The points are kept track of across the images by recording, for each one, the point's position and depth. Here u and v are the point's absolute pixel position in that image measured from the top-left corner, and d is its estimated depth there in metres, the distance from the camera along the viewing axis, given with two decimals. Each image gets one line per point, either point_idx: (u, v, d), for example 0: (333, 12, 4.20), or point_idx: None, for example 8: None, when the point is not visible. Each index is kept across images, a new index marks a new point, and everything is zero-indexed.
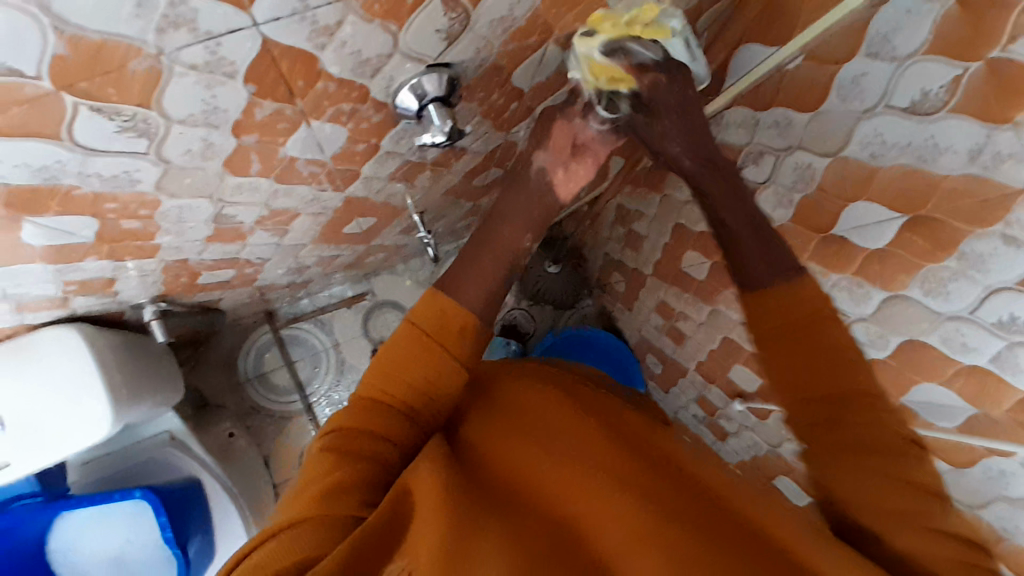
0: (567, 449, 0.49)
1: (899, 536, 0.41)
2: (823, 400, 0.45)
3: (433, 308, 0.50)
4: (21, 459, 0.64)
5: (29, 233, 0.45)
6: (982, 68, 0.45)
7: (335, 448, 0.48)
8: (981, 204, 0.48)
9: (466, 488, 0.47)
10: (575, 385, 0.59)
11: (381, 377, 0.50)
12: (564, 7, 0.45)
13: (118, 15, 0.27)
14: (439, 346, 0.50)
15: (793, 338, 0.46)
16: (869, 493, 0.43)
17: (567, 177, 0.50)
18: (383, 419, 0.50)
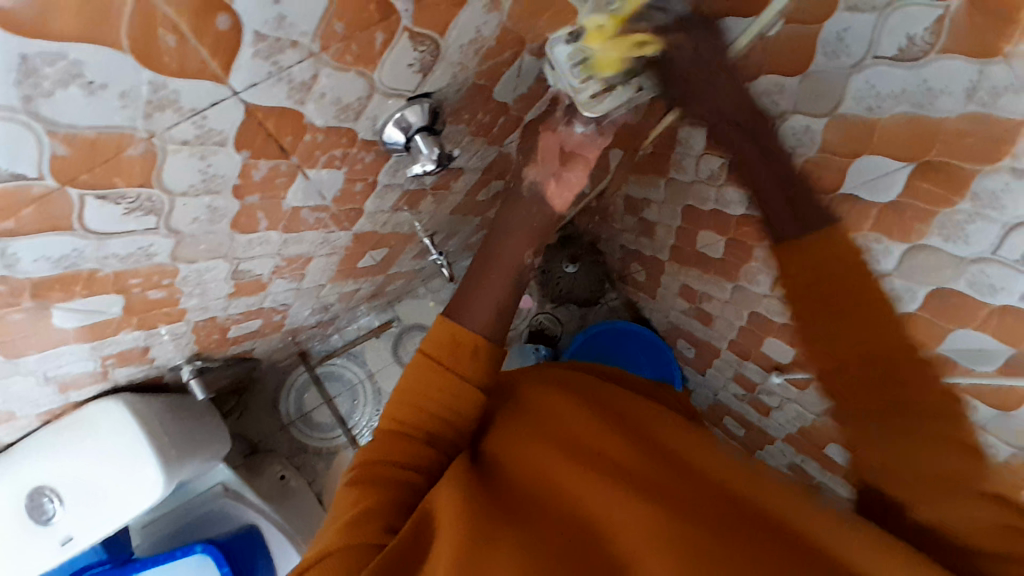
0: (585, 457, 0.51)
1: (934, 497, 0.42)
2: (846, 367, 0.45)
3: (443, 334, 0.53)
4: (82, 530, 0.68)
5: (62, 318, 0.47)
6: (963, 5, 0.43)
7: (360, 479, 0.50)
8: (986, 141, 0.48)
9: (487, 504, 0.48)
10: (592, 393, 0.60)
11: (400, 406, 0.53)
12: (532, 19, 0.46)
13: (106, 110, 0.29)
14: (448, 369, 0.52)
15: (818, 301, 0.45)
16: (910, 462, 0.45)
17: (561, 186, 0.54)
18: (405, 446, 0.52)
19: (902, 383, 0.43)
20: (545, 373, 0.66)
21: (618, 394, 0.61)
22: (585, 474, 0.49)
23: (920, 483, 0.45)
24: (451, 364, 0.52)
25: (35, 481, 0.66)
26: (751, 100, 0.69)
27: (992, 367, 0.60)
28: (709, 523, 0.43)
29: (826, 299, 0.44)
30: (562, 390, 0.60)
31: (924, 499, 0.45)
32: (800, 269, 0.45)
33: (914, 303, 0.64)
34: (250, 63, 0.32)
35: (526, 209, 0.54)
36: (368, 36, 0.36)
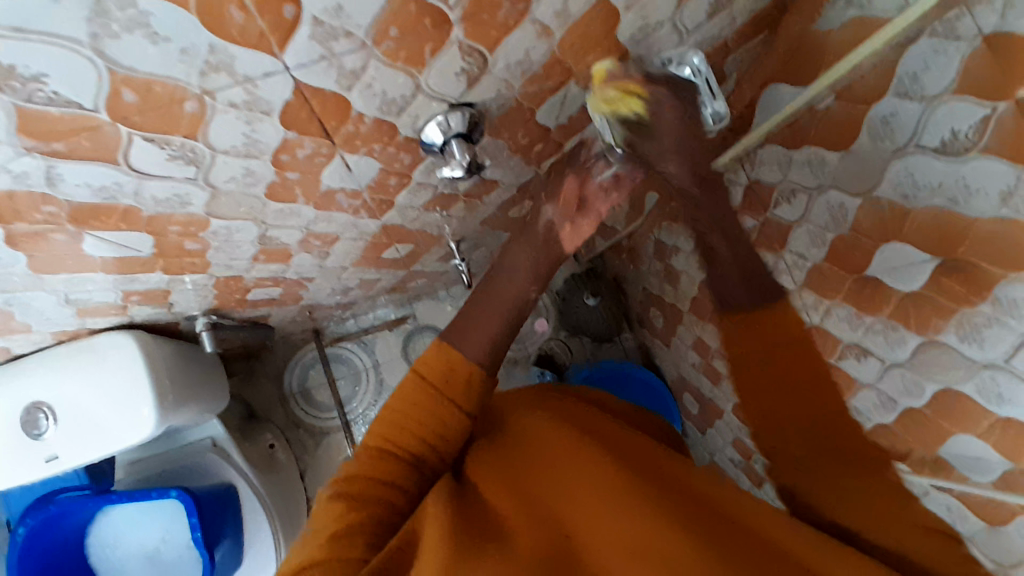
0: (567, 471, 0.50)
1: (888, 533, 0.46)
2: (804, 423, 0.53)
3: (440, 359, 0.54)
4: (68, 451, 0.71)
5: (93, 245, 0.50)
6: (1010, 108, 0.43)
7: (345, 494, 0.50)
8: (1015, 248, 0.46)
9: (470, 517, 0.48)
10: (575, 413, 0.60)
11: (389, 425, 0.53)
12: (582, 51, 0.48)
13: (165, 60, 0.32)
14: (442, 396, 0.53)
15: (770, 363, 0.54)
16: (856, 503, 0.49)
17: (575, 229, 0.57)
18: (389, 465, 0.52)
19: (832, 428, 0.52)
20: (530, 396, 0.66)
21: (602, 416, 0.61)
22: (570, 488, 0.49)
23: (864, 509, 0.48)
24: (447, 391, 0.53)
25: (36, 395, 0.70)
26: (792, 169, 0.69)
27: (990, 479, 0.58)
28: (697, 536, 0.41)
29: (782, 372, 0.53)
30: (545, 409, 0.61)
31: (878, 526, 0.47)
32: (753, 334, 0.55)
33: (921, 399, 0.63)
34: (303, 44, 0.34)
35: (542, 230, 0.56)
36: (417, 39, 0.38)
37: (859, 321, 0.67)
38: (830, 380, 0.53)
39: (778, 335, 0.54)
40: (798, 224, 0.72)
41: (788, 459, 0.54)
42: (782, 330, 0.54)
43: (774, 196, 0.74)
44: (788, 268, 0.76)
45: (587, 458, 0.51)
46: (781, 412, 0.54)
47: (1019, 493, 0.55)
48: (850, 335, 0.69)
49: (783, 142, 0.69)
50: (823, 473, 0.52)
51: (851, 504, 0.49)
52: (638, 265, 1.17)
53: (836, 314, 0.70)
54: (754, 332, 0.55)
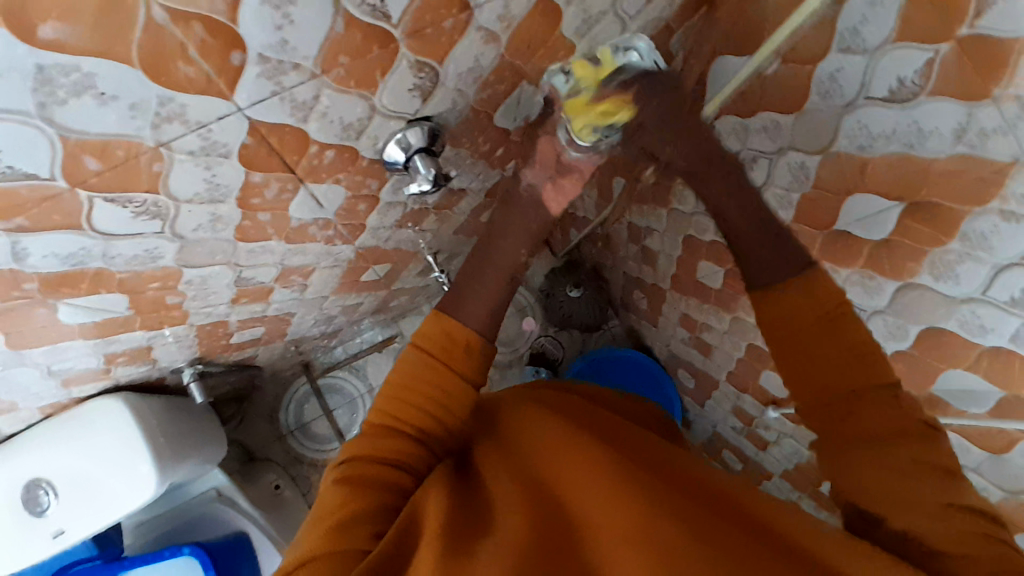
0: (567, 459, 0.48)
1: (907, 517, 0.41)
2: (836, 397, 0.46)
3: (438, 329, 0.52)
4: (74, 524, 0.70)
5: (68, 313, 0.49)
6: (953, 48, 0.45)
7: (348, 478, 0.48)
8: (978, 181, 0.48)
9: (468, 515, 0.46)
10: (571, 409, 0.58)
11: (393, 400, 0.51)
12: (531, 50, 0.48)
13: (116, 118, 0.31)
14: (451, 371, 0.52)
15: (807, 336, 0.48)
16: (892, 486, 0.42)
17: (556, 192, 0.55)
18: (396, 444, 0.50)
19: (876, 410, 0.44)
20: (527, 392, 0.63)
21: (596, 411, 0.59)
22: (571, 476, 0.46)
23: (888, 492, 0.42)
24: (449, 361, 0.52)
25: (33, 472, 0.69)
26: (750, 136, 0.71)
27: (986, 409, 0.60)
28: (702, 526, 0.40)
29: (812, 343, 0.48)
30: (543, 403, 0.58)
31: (892, 509, 0.41)
32: (775, 312, 0.50)
33: (905, 341, 0.64)
34: (253, 82, 0.34)
35: (528, 212, 0.55)
36: (367, 62, 0.38)
37: (835, 274, 0.69)
38: (870, 353, 0.46)
39: (806, 306, 0.48)
40: (763, 189, 0.73)
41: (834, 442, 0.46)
42: (819, 303, 0.48)
43: (735, 166, 0.76)
44: (760, 232, 0.77)
45: (587, 447, 0.48)
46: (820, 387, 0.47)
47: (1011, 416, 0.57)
48: None
49: (737, 111, 0.70)
50: (864, 453, 0.44)
51: (883, 489, 0.42)
52: (616, 251, 1.17)
53: None
54: (776, 307, 0.50)
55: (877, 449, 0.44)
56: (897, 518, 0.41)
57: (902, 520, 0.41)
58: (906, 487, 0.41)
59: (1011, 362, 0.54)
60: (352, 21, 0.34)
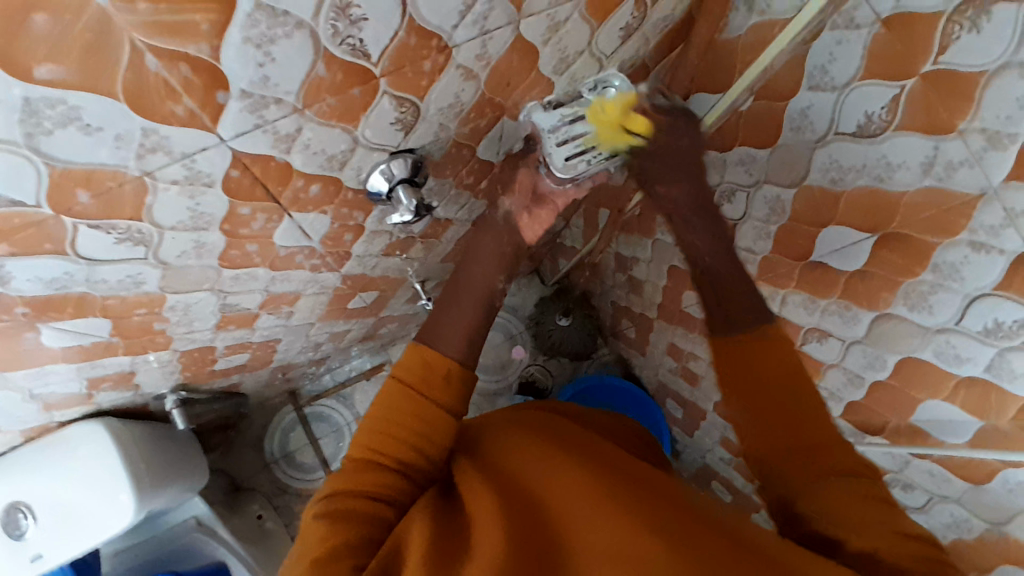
0: (552, 481, 0.47)
1: (858, 538, 0.43)
2: (785, 424, 0.49)
3: (415, 360, 0.52)
4: (53, 549, 0.69)
5: (51, 337, 0.50)
6: (918, 84, 0.47)
7: (328, 511, 0.47)
8: (945, 213, 0.50)
9: (453, 538, 0.45)
10: (555, 426, 0.57)
11: (374, 433, 0.51)
12: (510, 86, 0.50)
13: (100, 149, 0.33)
14: (431, 399, 0.51)
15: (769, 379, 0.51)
16: (843, 511, 0.44)
17: (531, 220, 0.58)
18: (375, 476, 0.49)
19: (819, 437, 0.48)
20: (510, 414, 0.61)
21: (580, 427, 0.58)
22: (554, 496, 0.46)
23: (848, 517, 0.44)
24: (427, 390, 0.51)
25: (14, 497, 0.67)
26: (728, 170, 0.73)
27: (965, 439, 0.59)
28: (686, 543, 0.39)
29: (761, 382, 0.51)
30: (525, 424, 0.57)
31: (837, 527, 0.44)
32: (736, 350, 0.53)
33: (884, 371, 0.65)
34: (235, 116, 0.35)
35: (498, 233, 0.57)
36: (348, 96, 0.39)
37: (814, 304, 0.70)
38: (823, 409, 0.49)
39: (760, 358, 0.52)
40: (741, 222, 0.75)
41: (773, 464, 0.49)
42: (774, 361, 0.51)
43: (715, 198, 0.77)
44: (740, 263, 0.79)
45: (569, 468, 0.48)
46: (767, 413, 0.50)
47: (991, 446, 0.57)
48: (808, 320, 0.72)
49: (715, 146, 0.72)
50: (796, 475, 0.47)
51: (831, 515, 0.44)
52: (603, 279, 1.19)
53: (792, 300, 0.73)
54: (740, 350, 0.53)
55: (828, 477, 0.46)
56: (855, 538, 0.43)
57: (859, 540, 0.43)
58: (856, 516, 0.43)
59: (986, 392, 0.55)
60: (333, 59, 0.35)
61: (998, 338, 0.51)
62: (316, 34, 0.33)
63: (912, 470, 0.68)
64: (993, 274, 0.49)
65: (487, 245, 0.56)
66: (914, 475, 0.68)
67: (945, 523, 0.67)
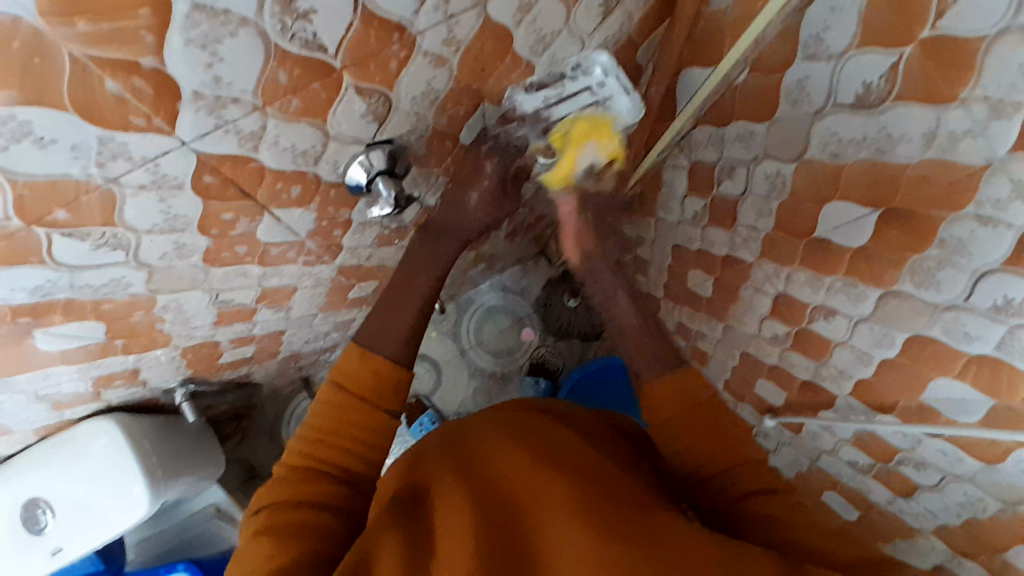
0: (526, 482, 0.48)
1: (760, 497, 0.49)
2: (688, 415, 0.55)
3: (363, 369, 0.54)
4: (71, 542, 0.73)
5: (46, 341, 0.51)
6: (916, 51, 0.44)
7: (273, 527, 0.46)
8: (949, 186, 0.47)
9: (421, 541, 0.45)
10: (523, 424, 0.57)
11: (319, 443, 0.51)
12: (485, 71, 0.48)
13: (59, 160, 0.33)
14: (368, 403, 0.53)
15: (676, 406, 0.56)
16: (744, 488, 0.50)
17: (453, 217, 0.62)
18: (320, 484, 0.49)
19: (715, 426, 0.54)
20: (474, 419, 0.62)
21: (544, 421, 0.58)
22: (529, 496, 0.46)
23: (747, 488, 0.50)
24: (370, 397, 0.53)
25: (32, 492, 0.71)
26: (726, 145, 0.70)
27: (976, 418, 0.57)
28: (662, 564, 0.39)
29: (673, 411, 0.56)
30: (493, 424, 0.58)
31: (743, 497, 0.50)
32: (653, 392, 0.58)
33: (892, 349, 0.63)
34: (193, 118, 0.35)
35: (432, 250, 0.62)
36: (312, 90, 0.38)
37: (819, 282, 0.67)
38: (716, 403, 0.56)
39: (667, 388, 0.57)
40: (742, 198, 0.72)
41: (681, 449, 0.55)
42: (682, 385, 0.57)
43: (715, 174, 0.75)
44: (743, 240, 0.76)
45: (541, 475, 0.48)
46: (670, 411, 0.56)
47: (1004, 428, 0.55)
48: (814, 298, 0.69)
49: (712, 120, 0.70)
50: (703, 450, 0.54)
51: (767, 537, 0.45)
52: None
53: (797, 278, 0.71)
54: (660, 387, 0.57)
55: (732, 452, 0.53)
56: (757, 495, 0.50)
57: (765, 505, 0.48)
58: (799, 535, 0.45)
59: (999, 372, 0.52)
60: (286, 54, 0.34)
61: (1008, 316, 0.49)
62: (263, 31, 0.32)
63: (924, 449, 0.66)
64: (1001, 250, 0.46)
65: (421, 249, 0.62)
66: (926, 454, 0.66)
67: (957, 502, 0.65)
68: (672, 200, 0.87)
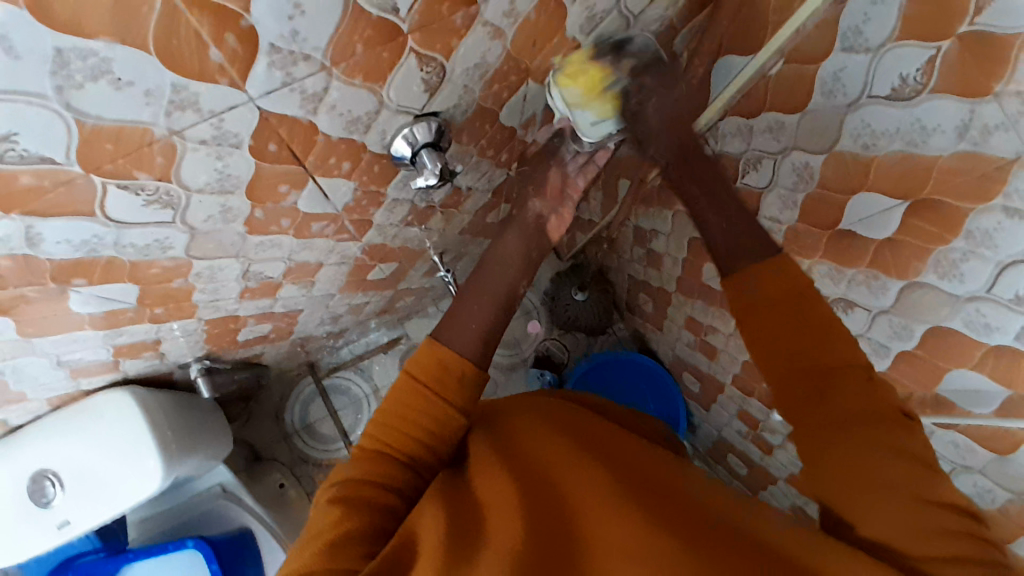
0: (576, 477, 0.48)
1: (875, 517, 0.41)
2: (804, 376, 0.46)
3: (431, 359, 0.52)
4: (79, 516, 0.71)
5: (80, 302, 0.50)
6: (954, 45, 0.45)
7: (340, 498, 0.48)
8: (979, 178, 0.48)
9: (465, 523, 0.46)
10: (574, 420, 0.58)
11: (386, 427, 0.52)
12: (536, 47, 0.49)
13: (131, 105, 0.32)
14: (436, 395, 0.51)
15: (809, 385, 0.46)
16: (850, 478, 0.43)
17: (557, 220, 0.58)
18: (386, 467, 0.51)
19: (840, 394, 0.44)
20: (525, 402, 0.63)
21: (599, 422, 0.59)
22: (576, 491, 0.47)
23: (842, 478, 0.43)
24: (438, 390, 0.51)
25: (42, 463, 0.70)
26: (754, 137, 0.71)
27: (991, 409, 0.59)
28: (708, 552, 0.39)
29: (784, 352, 0.47)
30: (538, 414, 0.59)
31: (852, 506, 0.42)
32: (754, 292, 0.49)
33: (911, 341, 0.64)
34: (264, 72, 0.35)
35: (527, 236, 0.56)
36: (377, 53, 0.38)
37: (840, 274, 0.69)
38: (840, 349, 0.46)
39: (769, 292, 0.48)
40: (768, 190, 0.73)
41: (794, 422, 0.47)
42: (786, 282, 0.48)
43: (740, 167, 0.76)
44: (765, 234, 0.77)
45: (587, 464, 0.49)
46: (791, 366, 0.47)
47: (1018, 418, 0.57)
48: (834, 290, 0.71)
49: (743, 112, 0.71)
50: (817, 432, 0.45)
51: (849, 486, 0.43)
52: (621, 253, 1.17)
53: (818, 271, 0.72)
54: (753, 285, 0.49)
55: (848, 436, 0.43)
56: (864, 522, 0.42)
57: (867, 524, 0.41)
58: (881, 481, 0.41)
59: (1017, 365, 0.54)
60: (361, 13, 0.35)
61: None
62: None
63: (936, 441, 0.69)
64: None
65: (510, 243, 0.56)
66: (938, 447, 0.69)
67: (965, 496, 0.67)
68: None
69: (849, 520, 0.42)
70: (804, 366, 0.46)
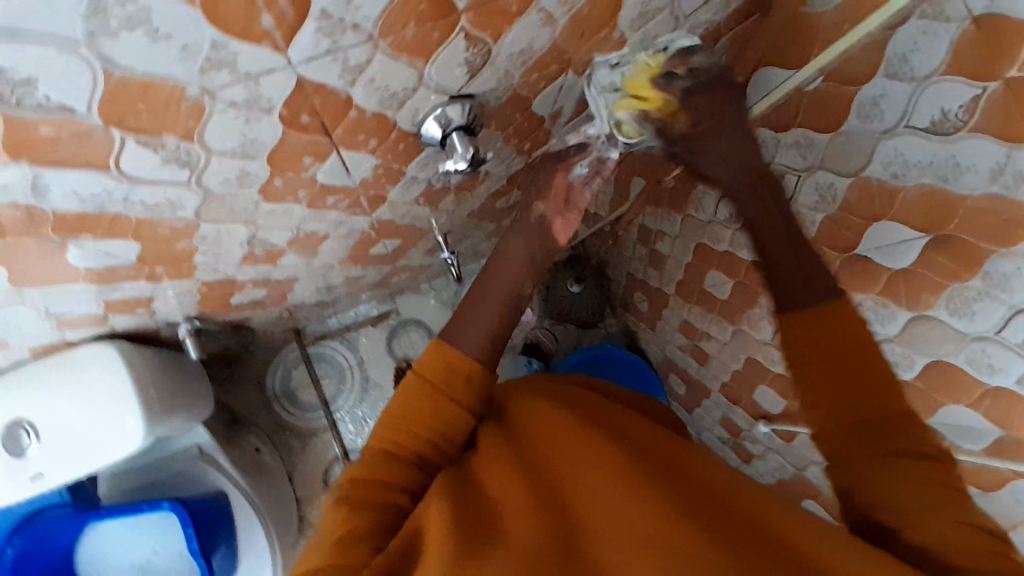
0: (583, 465, 0.48)
1: (935, 527, 0.40)
2: (864, 425, 0.44)
3: (439, 360, 0.52)
4: (54, 468, 0.68)
5: (77, 256, 0.47)
6: (1000, 88, 0.44)
7: (348, 500, 0.48)
8: (1005, 222, 0.48)
9: (472, 516, 0.46)
10: (579, 405, 0.57)
11: (392, 428, 0.51)
12: (581, 38, 0.47)
13: (166, 59, 0.30)
14: (439, 392, 0.51)
15: (863, 429, 0.45)
16: (923, 505, 0.41)
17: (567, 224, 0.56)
18: (393, 467, 0.51)
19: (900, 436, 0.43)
20: (532, 388, 0.62)
21: (607, 409, 0.57)
22: (583, 478, 0.47)
23: (893, 495, 0.42)
24: (445, 389, 0.52)
25: (16, 412, 0.66)
26: (781, 150, 0.70)
27: (980, 448, 0.60)
28: (722, 546, 0.38)
29: (839, 393, 0.46)
30: (544, 398, 0.58)
31: (911, 519, 0.41)
32: (807, 335, 0.47)
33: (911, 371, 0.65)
34: (309, 38, 0.32)
35: (530, 235, 0.55)
36: (425, 28, 0.36)
37: None
38: (895, 386, 0.45)
39: (827, 335, 0.46)
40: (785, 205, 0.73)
41: (853, 462, 0.45)
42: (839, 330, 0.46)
43: None
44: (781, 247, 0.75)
45: (595, 451, 0.48)
46: (845, 413, 0.45)
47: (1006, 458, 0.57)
48: None
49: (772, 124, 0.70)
50: (867, 460, 0.44)
51: (905, 501, 0.42)
52: (623, 250, 1.16)
53: None
54: (813, 330, 0.47)
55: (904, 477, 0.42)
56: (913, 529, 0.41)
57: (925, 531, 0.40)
58: (937, 500, 0.41)
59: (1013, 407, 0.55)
60: None
61: None
62: None
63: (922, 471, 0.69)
64: None
65: (517, 245, 0.55)
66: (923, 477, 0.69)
67: None
68: (706, 198, 0.82)
69: (899, 527, 0.42)
70: (857, 413, 0.45)
